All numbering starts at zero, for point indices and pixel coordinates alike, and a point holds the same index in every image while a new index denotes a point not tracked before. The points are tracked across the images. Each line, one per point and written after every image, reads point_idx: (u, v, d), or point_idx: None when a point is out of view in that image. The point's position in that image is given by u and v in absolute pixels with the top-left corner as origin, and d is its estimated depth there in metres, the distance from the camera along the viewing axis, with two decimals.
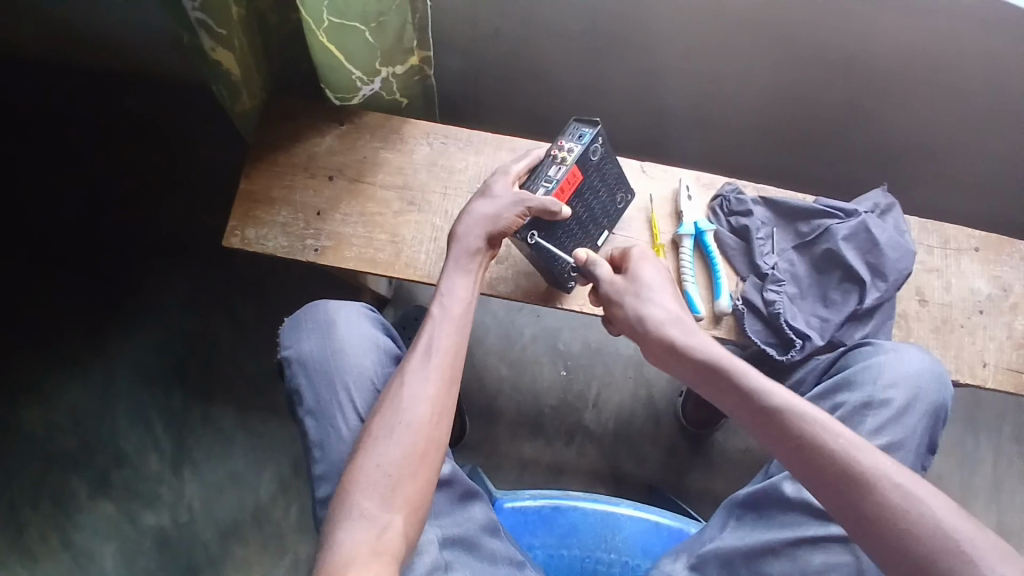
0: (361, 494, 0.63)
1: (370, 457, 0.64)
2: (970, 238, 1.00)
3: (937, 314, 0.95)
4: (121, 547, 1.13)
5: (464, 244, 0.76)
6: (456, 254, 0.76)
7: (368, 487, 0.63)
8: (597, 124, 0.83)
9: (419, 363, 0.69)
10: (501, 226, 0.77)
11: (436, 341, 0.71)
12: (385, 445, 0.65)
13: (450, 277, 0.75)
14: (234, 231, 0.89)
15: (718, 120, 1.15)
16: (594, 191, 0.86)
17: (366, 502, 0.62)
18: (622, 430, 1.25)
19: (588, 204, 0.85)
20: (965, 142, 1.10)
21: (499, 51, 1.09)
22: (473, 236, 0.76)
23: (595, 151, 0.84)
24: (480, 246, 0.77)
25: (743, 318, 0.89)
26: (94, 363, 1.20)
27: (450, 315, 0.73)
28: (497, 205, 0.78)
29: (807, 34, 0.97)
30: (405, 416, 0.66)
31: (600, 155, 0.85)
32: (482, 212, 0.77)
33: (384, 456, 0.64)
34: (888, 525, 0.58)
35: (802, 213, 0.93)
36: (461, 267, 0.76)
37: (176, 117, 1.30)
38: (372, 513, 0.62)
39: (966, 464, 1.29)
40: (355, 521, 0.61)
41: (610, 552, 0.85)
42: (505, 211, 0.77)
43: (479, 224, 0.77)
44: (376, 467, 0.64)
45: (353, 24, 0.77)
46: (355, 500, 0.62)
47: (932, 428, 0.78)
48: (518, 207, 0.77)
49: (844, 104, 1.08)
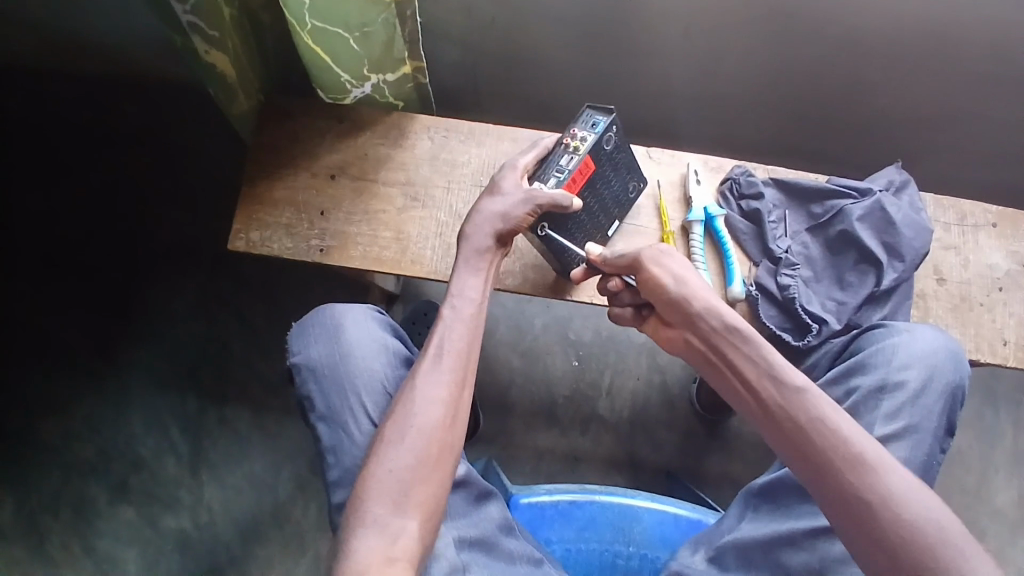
0: (374, 499, 0.62)
1: (382, 463, 0.64)
2: (987, 213, 0.98)
3: (955, 292, 0.93)
4: (145, 551, 1.14)
5: (473, 244, 0.75)
6: (465, 254, 0.75)
7: (380, 493, 0.63)
8: (612, 113, 0.81)
9: (431, 365, 0.69)
10: (509, 223, 0.76)
11: (447, 344, 0.70)
12: (396, 450, 0.64)
13: (460, 276, 0.74)
14: (238, 234, 0.88)
15: (723, 101, 1.13)
16: (607, 180, 0.84)
17: (379, 509, 0.62)
18: (636, 418, 1.24)
19: (601, 192, 0.84)
20: (977, 112, 1.07)
21: (497, 39, 1.07)
22: (482, 234, 0.75)
23: (609, 140, 0.81)
24: (490, 245, 0.76)
25: (757, 304, 0.87)
26: (108, 371, 1.20)
27: (462, 315, 0.72)
28: (505, 204, 0.76)
29: (812, 9, 0.95)
30: (417, 420, 0.66)
31: (614, 144, 0.83)
32: (491, 211, 0.76)
33: (397, 461, 0.64)
34: (888, 508, 0.58)
35: (815, 194, 0.90)
36: (471, 267, 0.75)
37: (171, 118, 1.29)
38: (386, 519, 0.61)
39: (986, 439, 1.28)
40: (369, 527, 0.61)
41: (629, 545, 0.85)
42: (513, 208, 0.76)
43: (488, 223, 0.76)
44: (389, 473, 0.63)
45: (336, 30, 0.75)
46: (368, 507, 0.62)
47: (950, 409, 0.75)
48: (528, 205, 0.76)
49: (853, 78, 1.05)
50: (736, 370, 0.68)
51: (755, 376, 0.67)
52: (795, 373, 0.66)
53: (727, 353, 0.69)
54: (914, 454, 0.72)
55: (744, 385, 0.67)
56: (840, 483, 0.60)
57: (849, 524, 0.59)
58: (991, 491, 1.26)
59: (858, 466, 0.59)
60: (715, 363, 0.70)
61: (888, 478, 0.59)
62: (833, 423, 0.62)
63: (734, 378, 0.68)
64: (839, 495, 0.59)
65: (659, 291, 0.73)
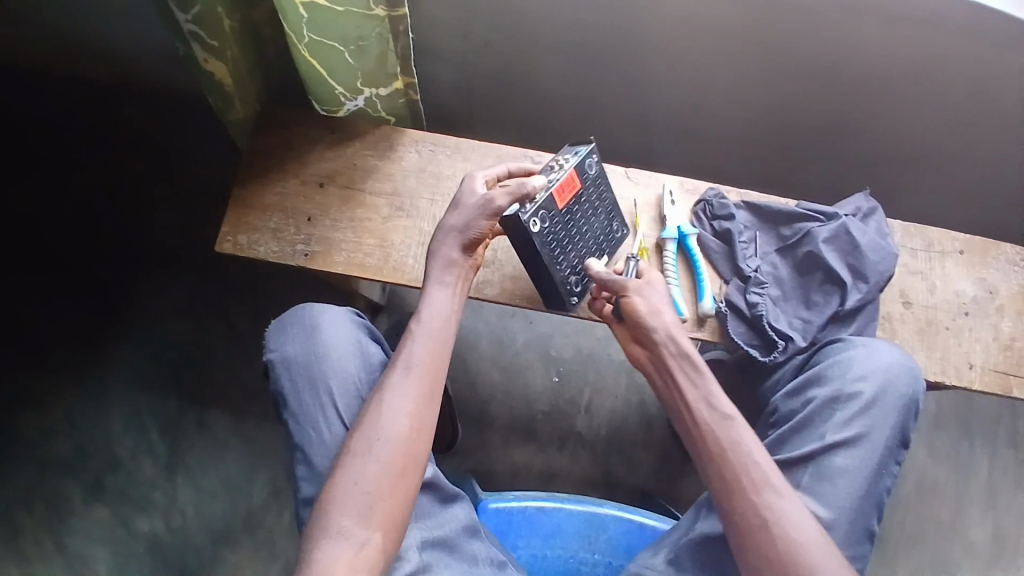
0: (340, 511, 0.65)
1: (349, 476, 0.67)
2: (954, 242, 1.01)
3: (921, 316, 0.96)
4: (115, 552, 1.14)
5: (442, 258, 0.78)
6: (435, 269, 0.78)
7: (347, 505, 0.65)
8: (592, 143, 0.90)
9: (399, 378, 0.71)
10: (472, 234, 0.78)
11: (414, 357, 0.73)
12: (363, 462, 0.67)
13: (430, 292, 0.77)
14: (226, 236, 0.92)
15: (704, 128, 1.17)
16: (593, 206, 0.88)
17: (344, 520, 0.65)
18: (614, 436, 1.25)
19: (586, 219, 0.87)
20: (948, 146, 1.12)
21: (489, 62, 1.12)
22: (447, 248, 0.78)
23: (592, 166, 0.89)
24: (458, 258, 0.79)
25: (726, 320, 0.89)
26: (92, 369, 1.22)
27: (430, 329, 0.75)
28: (465, 215, 0.79)
29: (790, 41, 1.00)
30: (383, 432, 0.68)
31: (597, 171, 0.89)
32: (451, 225, 0.79)
33: (363, 474, 0.67)
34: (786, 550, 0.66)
35: (784, 217, 0.94)
36: (439, 281, 0.78)
37: (174, 129, 1.34)
38: (350, 530, 0.64)
39: (961, 470, 1.29)
40: (333, 538, 0.64)
41: (594, 553, 0.86)
42: (474, 218, 0.78)
43: (451, 238, 0.79)
44: (354, 485, 0.66)
45: (333, 43, 0.80)
46: (333, 518, 0.65)
47: (903, 421, 0.79)
48: (487, 211, 0.78)
49: (833, 111, 1.10)
50: (678, 392, 0.75)
51: (693, 398, 0.74)
52: (727, 403, 0.73)
53: (675, 374, 0.75)
54: (864, 461, 0.75)
55: (684, 405, 0.74)
56: (744, 504, 0.68)
57: (749, 554, 0.67)
58: (965, 523, 1.26)
59: (762, 490, 0.68)
60: (663, 382, 0.77)
61: (791, 529, 0.66)
62: (750, 450, 0.70)
63: (676, 396, 0.75)
64: (740, 516, 0.68)
65: (630, 313, 0.79)
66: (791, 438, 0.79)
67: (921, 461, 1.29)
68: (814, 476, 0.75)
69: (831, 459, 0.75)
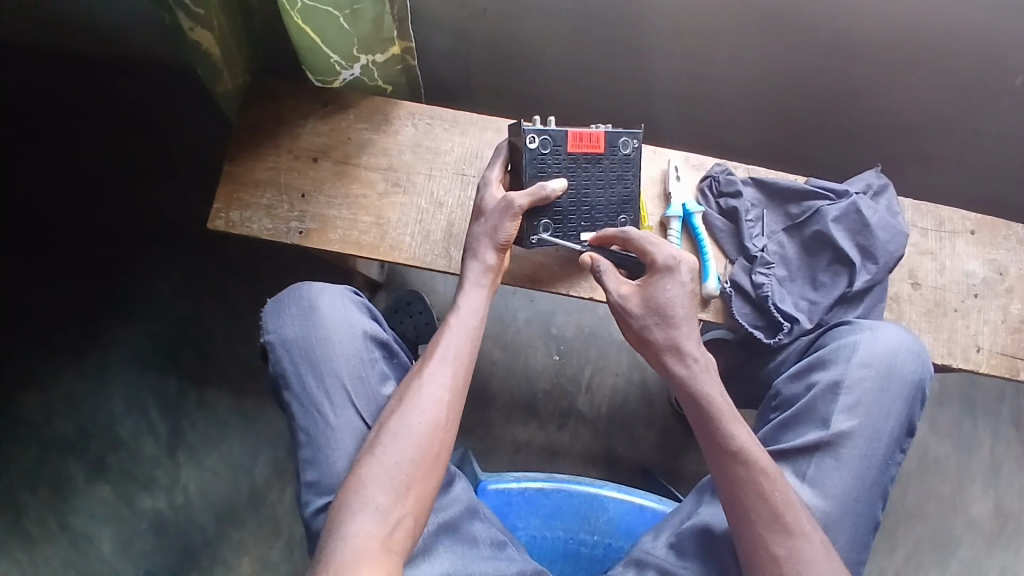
0: (374, 488, 0.65)
1: (388, 455, 0.67)
2: (966, 220, 0.98)
3: (930, 297, 0.94)
4: (119, 529, 1.15)
5: (480, 261, 0.79)
6: (472, 270, 0.78)
7: (381, 482, 0.65)
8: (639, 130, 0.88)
9: (436, 366, 0.72)
10: (501, 238, 0.79)
11: (451, 349, 0.73)
12: (399, 444, 0.67)
13: (466, 293, 0.77)
14: (218, 214, 0.89)
15: (709, 101, 1.14)
16: (603, 171, 0.85)
17: (380, 496, 0.65)
18: (615, 413, 1.25)
19: (594, 187, 0.84)
20: (961, 121, 1.09)
21: (487, 30, 1.07)
22: (485, 251, 0.79)
23: (627, 144, 0.86)
24: (495, 263, 0.79)
25: (731, 301, 0.87)
26: (90, 348, 1.21)
27: (465, 325, 0.75)
28: (491, 220, 0.79)
29: (798, 12, 0.96)
30: (421, 415, 0.69)
31: (631, 151, 0.86)
32: (481, 231, 0.79)
33: (399, 454, 0.67)
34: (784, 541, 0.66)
35: (794, 194, 0.91)
36: (475, 283, 0.78)
37: (163, 100, 1.30)
38: (384, 507, 0.64)
39: (962, 447, 1.28)
40: (368, 513, 0.64)
41: (593, 534, 0.86)
42: (501, 222, 0.79)
43: (484, 243, 0.79)
44: (394, 464, 0.66)
45: (327, 8, 0.76)
46: (368, 494, 0.65)
47: (910, 409, 0.78)
48: (509, 213, 0.78)
49: (840, 84, 1.06)
50: (671, 377, 0.75)
51: (694, 390, 0.74)
52: (723, 399, 0.73)
53: (671, 363, 0.75)
54: (868, 450, 0.75)
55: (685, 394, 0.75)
56: (745, 491, 0.68)
57: (744, 541, 0.68)
58: (965, 501, 1.27)
59: (769, 476, 0.68)
60: (655, 368, 0.77)
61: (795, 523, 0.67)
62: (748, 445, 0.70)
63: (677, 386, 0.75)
64: (743, 505, 0.68)
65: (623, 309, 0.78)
66: (794, 423, 0.78)
67: (922, 440, 1.28)
68: (820, 466, 0.74)
69: (836, 445, 0.74)
